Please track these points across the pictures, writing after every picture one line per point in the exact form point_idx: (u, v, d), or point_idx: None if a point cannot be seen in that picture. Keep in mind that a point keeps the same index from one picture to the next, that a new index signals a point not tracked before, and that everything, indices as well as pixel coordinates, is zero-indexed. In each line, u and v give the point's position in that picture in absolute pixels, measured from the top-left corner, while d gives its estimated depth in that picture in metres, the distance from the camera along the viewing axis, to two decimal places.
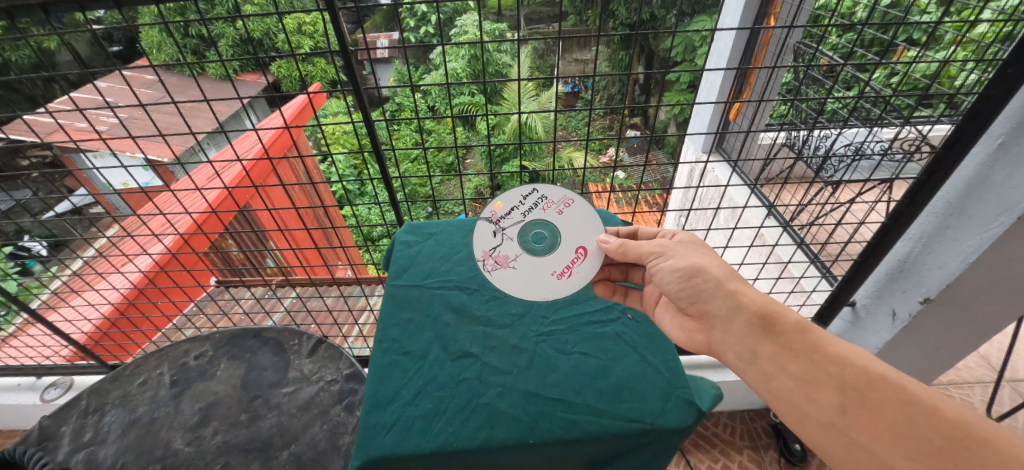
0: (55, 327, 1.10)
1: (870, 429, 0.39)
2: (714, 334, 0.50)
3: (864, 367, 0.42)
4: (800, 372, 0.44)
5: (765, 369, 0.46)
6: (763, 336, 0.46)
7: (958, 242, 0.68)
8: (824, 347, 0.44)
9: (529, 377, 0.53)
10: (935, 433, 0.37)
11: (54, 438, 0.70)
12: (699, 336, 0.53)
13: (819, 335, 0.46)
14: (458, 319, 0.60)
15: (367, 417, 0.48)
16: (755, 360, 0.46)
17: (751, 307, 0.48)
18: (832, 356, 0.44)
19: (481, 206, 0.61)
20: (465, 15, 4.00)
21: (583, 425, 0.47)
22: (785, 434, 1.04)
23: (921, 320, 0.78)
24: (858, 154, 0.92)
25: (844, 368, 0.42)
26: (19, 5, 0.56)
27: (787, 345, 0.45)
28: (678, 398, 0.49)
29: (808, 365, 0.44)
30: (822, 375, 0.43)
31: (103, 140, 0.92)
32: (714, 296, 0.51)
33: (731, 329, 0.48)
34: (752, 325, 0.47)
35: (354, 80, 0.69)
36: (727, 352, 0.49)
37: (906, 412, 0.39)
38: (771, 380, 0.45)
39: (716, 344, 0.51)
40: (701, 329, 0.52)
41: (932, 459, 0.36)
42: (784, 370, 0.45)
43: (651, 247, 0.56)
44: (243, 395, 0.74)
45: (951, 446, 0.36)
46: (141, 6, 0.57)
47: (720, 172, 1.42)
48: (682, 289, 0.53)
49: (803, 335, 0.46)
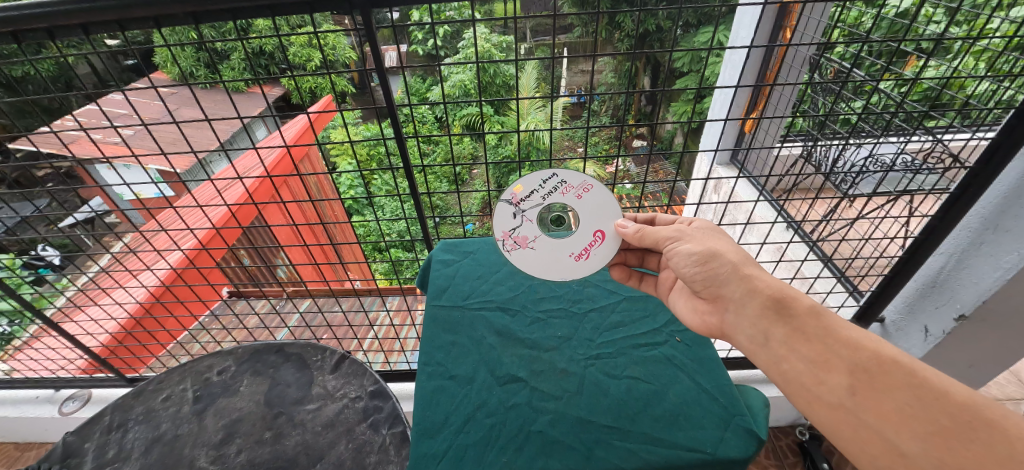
0: (73, 339, 1.10)
1: (878, 411, 0.38)
2: (727, 317, 0.51)
3: (876, 351, 0.41)
4: (811, 354, 0.43)
5: (777, 352, 0.45)
6: (776, 319, 0.46)
7: (995, 258, 0.67)
8: (839, 331, 0.43)
9: (579, 403, 0.52)
10: (943, 414, 0.36)
11: (78, 455, 0.69)
12: (712, 319, 0.53)
13: (834, 320, 0.44)
14: (501, 341, 0.59)
15: (418, 445, 0.47)
16: (768, 343, 0.46)
17: (766, 291, 0.47)
18: (844, 339, 0.43)
19: (500, 187, 0.59)
20: (473, 28, 4.11)
21: (640, 455, 0.46)
22: (812, 452, 1.00)
23: (954, 338, 0.77)
24: (883, 169, 0.91)
25: (855, 351, 0.41)
26: (60, 25, 0.57)
27: (799, 328, 0.45)
28: (737, 426, 0.47)
29: (819, 347, 0.43)
30: (832, 357, 0.42)
31: (129, 154, 0.93)
32: (730, 280, 0.50)
33: (744, 313, 0.48)
34: (765, 308, 0.47)
35: (389, 101, 0.69)
36: (739, 335, 0.49)
37: (914, 394, 0.38)
38: (781, 363, 0.45)
39: (728, 327, 0.51)
40: (716, 313, 0.52)
41: (939, 440, 0.35)
42: (795, 353, 0.44)
43: (667, 234, 0.55)
44: (266, 412, 0.74)
45: (958, 428, 0.35)
46: (179, 25, 0.58)
47: (741, 188, 1.42)
48: (698, 273, 0.53)
49: (817, 319, 0.45)
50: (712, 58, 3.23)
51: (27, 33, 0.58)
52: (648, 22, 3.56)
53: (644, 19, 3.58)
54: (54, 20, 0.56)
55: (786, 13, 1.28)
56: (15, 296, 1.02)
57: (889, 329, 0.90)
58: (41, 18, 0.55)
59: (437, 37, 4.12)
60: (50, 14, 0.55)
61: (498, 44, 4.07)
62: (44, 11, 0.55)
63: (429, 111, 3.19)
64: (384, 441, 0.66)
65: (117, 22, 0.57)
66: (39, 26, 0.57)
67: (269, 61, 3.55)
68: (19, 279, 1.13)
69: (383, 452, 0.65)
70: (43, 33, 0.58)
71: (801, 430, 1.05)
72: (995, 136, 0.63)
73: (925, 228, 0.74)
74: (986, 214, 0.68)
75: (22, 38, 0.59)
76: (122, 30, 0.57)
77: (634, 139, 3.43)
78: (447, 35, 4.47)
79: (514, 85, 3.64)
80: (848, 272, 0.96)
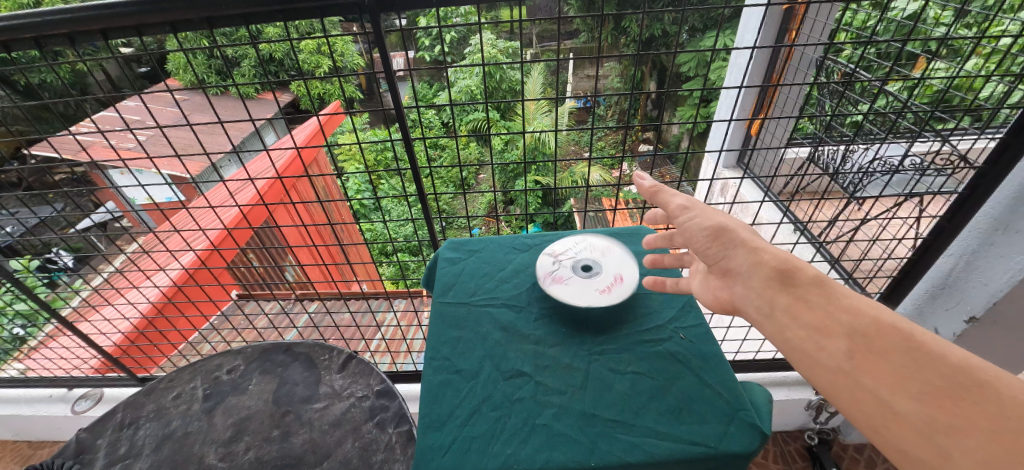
0: (86, 338, 1.12)
1: (876, 373, 0.36)
2: (729, 288, 0.48)
3: (876, 316, 0.38)
4: (811, 320, 0.40)
5: (778, 320, 0.42)
6: (781, 288, 0.43)
7: (1006, 258, 0.66)
8: (841, 299, 0.40)
9: (583, 397, 0.51)
10: (942, 376, 0.34)
11: (90, 451, 0.71)
12: (716, 291, 0.51)
13: (838, 289, 0.42)
14: (507, 337, 0.60)
15: (424, 437, 0.48)
16: (772, 312, 0.42)
17: (770, 260, 0.45)
18: (845, 305, 0.40)
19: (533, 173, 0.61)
20: (480, 33, 4.18)
21: (644, 448, 0.45)
22: (821, 458, 1.00)
23: (964, 341, 0.76)
24: (892, 169, 0.89)
25: (856, 317, 0.39)
26: (79, 31, 0.58)
27: (802, 297, 0.42)
28: (740, 421, 0.47)
29: (819, 314, 0.40)
30: (832, 322, 0.39)
31: (140, 157, 0.95)
32: (736, 250, 0.47)
33: (746, 282, 0.45)
34: (769, 277, 0.44)
35: (397, 103, 0.69)
36: (740, 305, 0.46)
37: (914, 357, 0.35)
38: (782, 331, 0.41)
39: (734, 300, 0.48)
40: (723, 286, 0.49)
41: (938, 401, 0.33)
42: (797, 320, 0.41)
43: (680, 202, 0.55)
44: (275, 410, 0.75)
45: (953, 387, 0.33)
46: (194, 30, 0.60)
47: (747, 191, 1.43)
48: (704, 244, 0.50)
49: (819, 286, 0.42)
50: (717, 63, 3.28)
51: (48, 39, 0.60)
52: (653, 27, 3.63)
53: (649, 25, 3.67)
54: (73, 26, 0.57)
55: (793, 15, 1.28)
56: (30, 294, 1.03)
57: None
58: (61, 25, 0.57)
59: (444, 43, 4.18)
60: (70, 21, 0.57)
61: (503, 50, 4.15)
62: (65, 18, 0.56)
63: (436, 116, 3.24)
64: (390, 440, 0.67)
65: (134, 28, 0.58)
66: (59, 32, 0.58)
67: (278, 67, 3.64)
68: (33, 281, 1.15)
69: (389, 450, 0.66)
70: (64, 38, 0.60)
71: (811, 435, 1.02)
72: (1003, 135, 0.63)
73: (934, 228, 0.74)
74: (996, 214, 0.67)
75: (44, 43, 0.61)
76: (139, 35, 0.59)
77: (640, 144, 3.46)
78: (454, 40, 4.53)
79: (520, 90, 3.68)
80: (856, 273, 0.95)
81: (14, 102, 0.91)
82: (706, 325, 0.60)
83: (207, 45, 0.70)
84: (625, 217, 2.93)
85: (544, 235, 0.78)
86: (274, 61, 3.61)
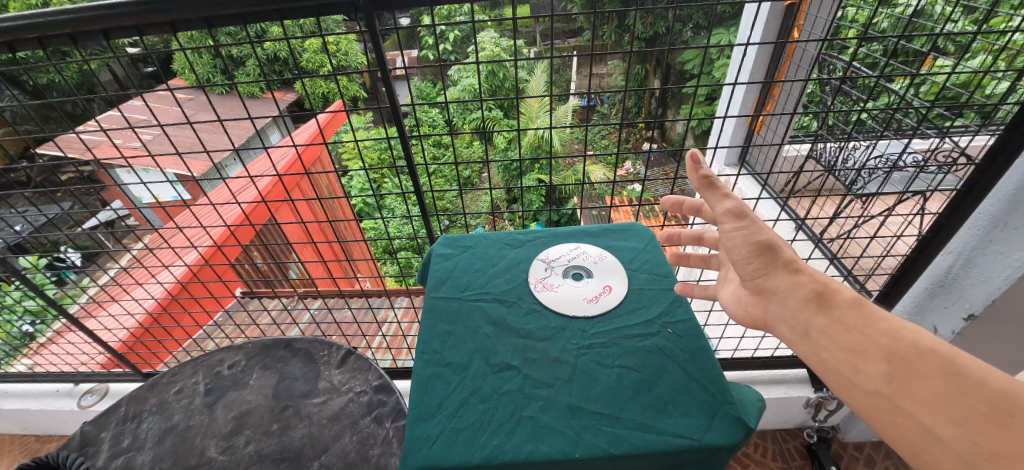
0: (92, 334, 1.13)
1: (916, 397, 0.36)
2: (768, 308, 0.48)
3: (913, 340, 0.38)
4: (848, 342, 0.40)
5: (816, 341, 0.42)
6: (817, 310, 0.43)
7: (1005, 257, 0.66)
8: (878, 323, 0.40)
9: (570, 390, 0.52)
10: (981, 401, 0.33)
11: (94, 443, 0.72)
12: (755, 310, 0.50)
13: (877, 313, 0.41)
14: (498, 332, 0.60)
15: (412, 428, 0.48)
16: (808, 334, 0.43)
17: (808, 283, 0.45)
18: (884, 328, 0.40)
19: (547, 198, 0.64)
20: (483, 32, 4.19)
21: (628, 440, 0.46)
22: (820, 456, 0.99)
23: (963, 338, 0.76)
24: (890, 166, 0.86)
25: (893, 340, 0.39)
26: (82, 30, 0.59)
27: (838, 319, 0.42)
28: (724, 414, 0.48)
29: (856, 336, 0.40)
30: (869, 344, 0.39)
31: (143, 156, 0.95)
32: (775, 271, 0.47)
33: (784, 304, 0.45)
34: (806, 300, 0.44)
35: (392, 100, 0.69)
36: (780, 327, 0.46)
37: (951, 381, 0.35)
38: (819, 352, 0.42)
39: (771, 319, 0.48)
40: (758, 304, 0.49)
41: (976, 426, 0.32)
42: (834, 342, 0.41)
43: (729, 207, 0.48)
44: (274, 405, 0.76)
45: (996, 414, 0.32)
46: (193, 29, 0.61)
47: (748, 188, 1.44)
48: (743, 261, 0.49)
49: (857, 310, 0.42)
50: (721, 59, 3.29)
51: (52, 38, 0.61)
52: (658, 24, 3.63)
53: (653, 22, 3.67)
54: (75, 26, 0.58)
55: (795, 11, 1.28)
56: (37, 291, 1.05)
57: None
58: (63, 24, 0.58)
59: (448, 42, 4.19)
60: (71, 20, 0.57)
61: (507, 48, 4.17)
62: (67, 17, 0.57)
63: (439, 115, 3.26)
64: (387, 434, 0.68)
65: (135, 28, 0.59)
66: (62, 31, 0.59)
67: (283, 66, 3.67)
68: (42, 279, 1.16)
69: (387, 444, 0.67)
70: (66, 38, 0.61)
71: (810, 433, 1.02)
72: (1001, 131, 0.63)
73: (932, 227, 0.75)
74: (994, 211, 0.67)
75: (47, 43, 0.62)
76: (140, 35, 0.60)
77: (643, 141, 3.46)
78: (459, 38, 4.54)
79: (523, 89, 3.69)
80: (855, 271, 0.94)
81: (19, 101, 0.91)
82: (695, 320, 0.60)
83: (208, 45, 0.70)
84: (628, 215, 2.94)
85: (537, 231, 0.78)
86: (279, 60, 3.63)
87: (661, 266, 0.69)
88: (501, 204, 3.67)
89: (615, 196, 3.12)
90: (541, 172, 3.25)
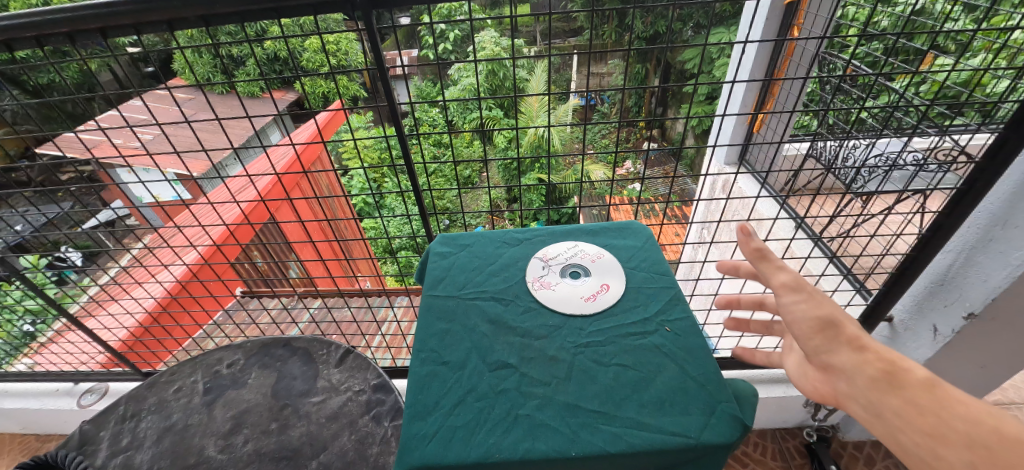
0: (91, 334, 1.13)
1: None
2: (835, 388, 0.40)
3: (997, 427, 0.32)
4: (925, 427, 0.33)
5: (889, 426, 0.35)
6: (890, 390, 0.36)
7: (1005, 255, 0.66)
8: (961, 406, 0.33)
9: (567, 389, 0.52)
10: None
11: (93, 442, 0.72)
12: (823, 388, 0.43)
13: (958, 394, 0.34)
14: (494, 330, 0.60)
15: (408, 427, 0.48)
16: (879, 416, 0.36)
17: (875, 357, 0.38)
18: (969, 413, 0.33)
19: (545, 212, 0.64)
20: (484, 31, 4.19)
21: (625, 439, 0.46)
22: (819, 455, 0.99)
23: (964, 336, 0.76)
24: (890, 165, 0.86)
25: (981, 428, 0.32)
26: (79, 29, 0.59)
27: (912, 401, 0.35)
28: (722, 413, 0.47)
29: (936, 421, 0.33)
30: (955, 434, 0.32)
31: (142, 155, 0.95)
32: (838, 345, 0.40)
33: (851, 383, 0.38)
34: (876, 379, 0.37)
35: (389, 98, 0.69)
36: (851, 409, 0.39)
37: None
38: (895, 439, 0.35)
39: (842, 400, 0.40)
40: (825, 382, 0.42)
41: None
42: (910, 425, 0.34)
43: (785, 280, 0.45)
44: (273, 403, 0.76)
45: None
46: (191, 28, 0.61)
47: (746, 187, 1.44)
48: (801, 333, 0.43)
49: (933, 389, 0.35)
50: (721, 59, 3.29)
51: (49, 37, 0.61)
52: (658, 23, 3.63)
53: (653, 21, 3.67)
54: (73, 25, 0.58)
55: (795, 10, 1.28)
56: (37, 291, 1.05)
57: (898, 328, 0.88)
58: (61, 23, 0.58)
59: (448, 41, 4.19)
60: (69, 19, 0.57)
61: (507, 47, 4.17)
62: (64, 16, 0.57)
63: (440, 114, 3.26)
64: (386, 433, 0.68)
65: (132, 26, 0.59)
66: (59, 30, 0.59)
67: (283, 66, 3.67)
68: (42, 279, 1.16)
69: (385, 443, 0.67)
70: (64, 37, 0.61)
71: (810, 432, 1.02)
72: (1001, 129, 0.63)
73: (931, 225, 0.73)
74: (995, 209, 0.67)
75: (45, 42, 0.62)
76: (137, 33, 0.60)
77: (643, 141, 3.47)
78: (459, 38, 4.55)
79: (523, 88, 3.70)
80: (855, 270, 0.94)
81: (18, 100, 0.90)
82: (693, 318, 0.59)
83: (207, 44, 0.70)
84: (628, 215, 2.94)
85: (535, 229, 0.78)
86: (279, 59, 3.63)
87: (659, 264, 0.69)
88: (501, 204, 3.67)
89: (615, 195, 3.12)
90: (541, 172, 3.25)
